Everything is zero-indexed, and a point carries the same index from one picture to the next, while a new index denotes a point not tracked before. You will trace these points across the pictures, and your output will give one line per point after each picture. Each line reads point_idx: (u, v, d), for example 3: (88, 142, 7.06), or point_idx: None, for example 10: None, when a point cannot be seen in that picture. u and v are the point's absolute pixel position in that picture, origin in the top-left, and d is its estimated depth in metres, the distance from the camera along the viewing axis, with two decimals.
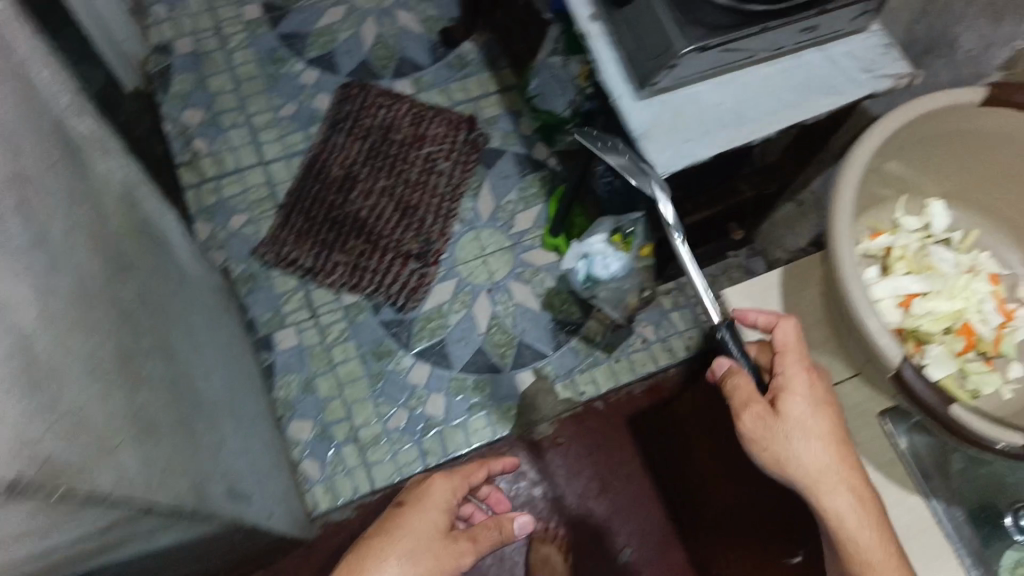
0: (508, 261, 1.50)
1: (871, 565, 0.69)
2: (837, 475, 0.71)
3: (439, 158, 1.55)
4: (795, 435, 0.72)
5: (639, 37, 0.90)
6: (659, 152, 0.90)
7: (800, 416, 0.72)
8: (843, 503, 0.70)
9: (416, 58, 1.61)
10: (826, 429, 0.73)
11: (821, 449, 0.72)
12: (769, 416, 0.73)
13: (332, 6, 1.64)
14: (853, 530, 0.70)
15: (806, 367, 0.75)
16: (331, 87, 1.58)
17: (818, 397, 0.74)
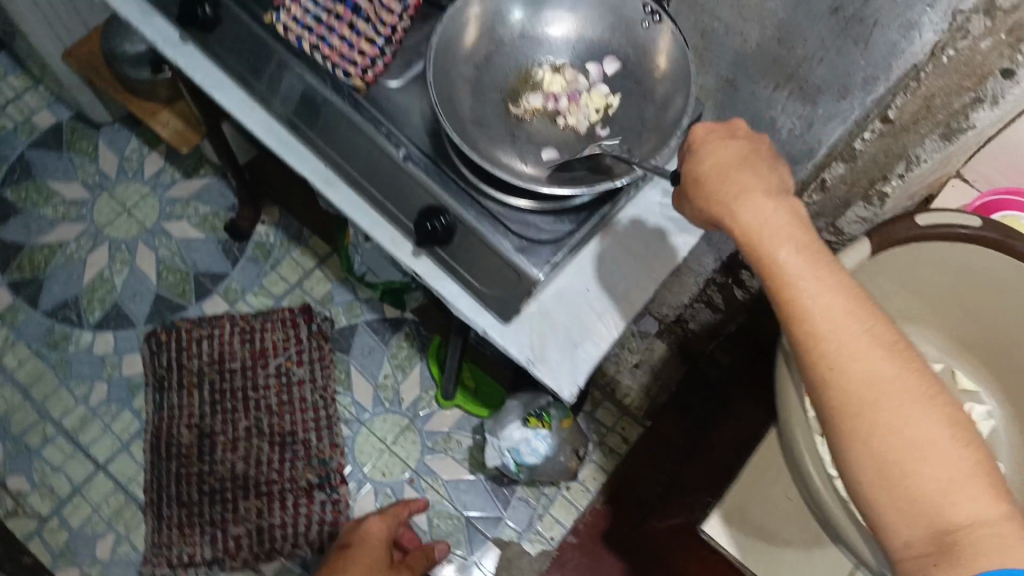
0: (416, 439, 1.36)
1: (832, 345, 0.50)
2: (798, 250, 0.54)
3: (292, 366, 1.37)
4: (735, 202, 0.56)
5: (482, 271, 0.83)
6: (555, 375, 0.84)
7: (743, 180, 0.57)
8: (816, 285, 0.52)
9: (212, 265, 1.41)
10: (778, 199, 0.56)
11: (777, 221, 0.55)
12: (716, 189, 0.58)
13: (91, 250, 1.40)
14: (814, 294, 0.52)
15: (746, 155, 0.59)
16: (136, 344, 1.36)
17: (760, 167, 0.58)
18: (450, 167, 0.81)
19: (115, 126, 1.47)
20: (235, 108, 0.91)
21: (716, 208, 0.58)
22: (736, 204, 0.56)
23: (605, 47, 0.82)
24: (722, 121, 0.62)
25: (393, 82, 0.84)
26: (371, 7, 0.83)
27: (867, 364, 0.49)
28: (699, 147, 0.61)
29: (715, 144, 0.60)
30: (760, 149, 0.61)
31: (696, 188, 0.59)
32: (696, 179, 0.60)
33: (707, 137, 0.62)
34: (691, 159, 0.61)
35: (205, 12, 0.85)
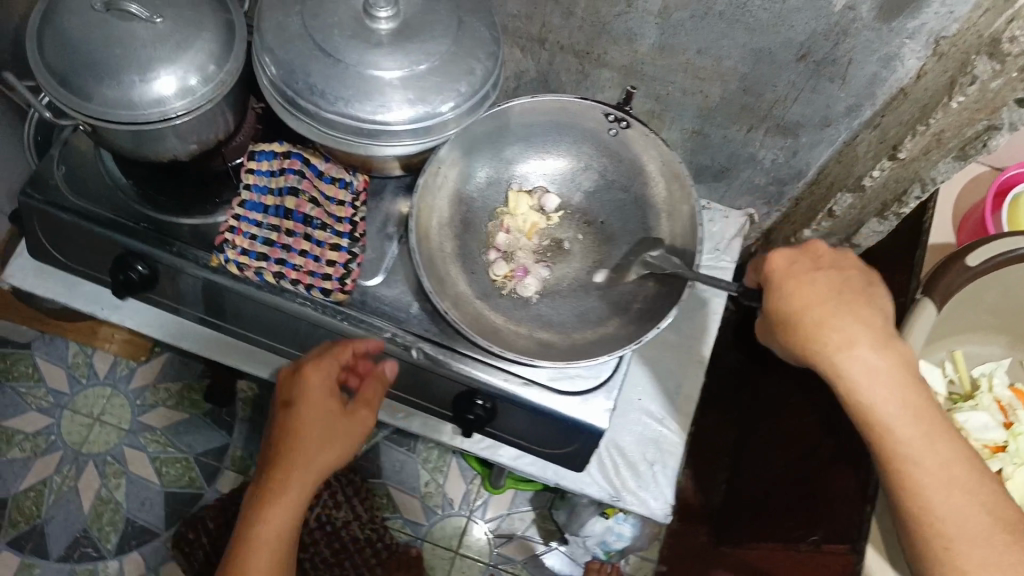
0: (481, 532, 1.32)
1: (940, 518, 0.57)
2: (907, 414, 0.59)
3: (331, 512, 1.27)
4: (839, 359, 0.60)
5: (535, 430, 0.78)
6: (645, 499, 0.81)
7: (846, 327, 0.60)
8: (925, 455, 0.58)
9: (209, 442, 1.34)
10: (885, 350, 0.60)
11: (883, 383, 0.59)
12: (816, 326, 0.60)
13: (79, 476, 1.31)
14: (921, 462, 0.58)
15: (843, 294, 0.61)
16: (166, 553, 1.28)
17: (859, 307, 0.61)
18: (471, 352, 0.75)
19: (48, 338, 1.37)
20: (214, 350, 0.87)
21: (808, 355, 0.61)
22: (839, 358, 0.59)
23: (581, 164, 0.78)
24: (804, 251, 0.64)
25: (371, 279, 0.77)
26: (321, 209, 0.76)
27: (975, 539, 0.56)
28: (786, 285, 0.62)
29: (805, 284, 0.62)
30: (852, 277, 0.63)
31: (786, 331, 0.62)
32: (786, 326, 0.62)
33: (790, 273, 0.63)
34: (776, 296, 0.63)
35: (138, 272, 0.77)
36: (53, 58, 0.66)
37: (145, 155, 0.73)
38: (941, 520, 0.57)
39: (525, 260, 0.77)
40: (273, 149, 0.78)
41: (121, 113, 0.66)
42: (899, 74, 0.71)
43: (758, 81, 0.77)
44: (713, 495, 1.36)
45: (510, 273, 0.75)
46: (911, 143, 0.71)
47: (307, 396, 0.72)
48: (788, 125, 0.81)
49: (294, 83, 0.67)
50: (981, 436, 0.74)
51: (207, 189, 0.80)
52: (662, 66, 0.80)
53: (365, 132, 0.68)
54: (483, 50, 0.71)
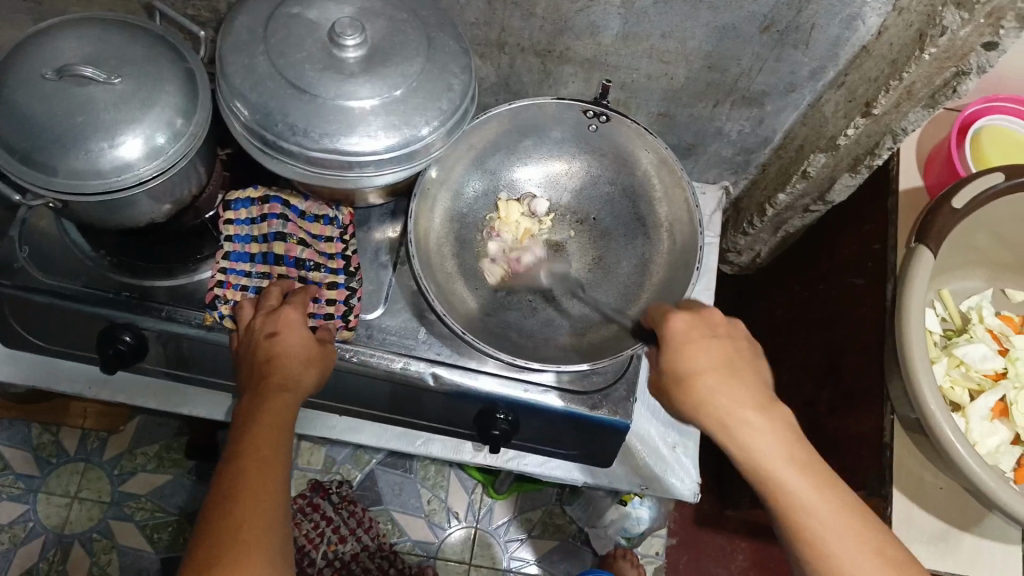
0: (491, 541, 1.30)
1: (846, 568, 0.52)
2: (804, 473, 0.56)
3: (337, 547, 1.26)
4: (731, 418, 0.59)
5: (559, 435, 0.78)
6: (673, 483, 0.83)
7: (731, 391, 0.59)
8: (821, 502, 0.55)
9: (198, 498, 1.29)
10: (769, 413, 0.59)
11: (770, 442, 0.58)
12: (706, 391, 0.59)
13: (66, 559, 1.24)
14: (816, 513, 0.55)
15: (730, 360, 0.61)
16: None
17: (745, 373, 0.61)
18: (489, 368, 0.74)
19: (7, 422, 1.30)
20: (212, 408, 0.85)
21: (705, 421, 0.60)
22: (732, 420, 0.58)
23: (570, 168, 0.80)
24: (701, 317, 0.63)
25: (373, 312, 0.75)
26: (311, 250, 0.74)
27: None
28: (681, 350, 0.61)
29: (698, 346, 0.61)
30: (743, 351, 0.62)
31: (681, 400, 0.61)
32: (683, 386, 0.60)
33: (687, 335, 0.62)
34: (672, 359, 0.61)
35: (127, 342, 0.73)
36: (8, 136, 0.62)
37: (118, 223, 0.70)
38: (844, 568, 0.52)
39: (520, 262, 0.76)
40: (249, 195, 0.75)
41: (92, 183, 0.63)
42: (860, 33, 0.73)
43: (722, 57, 0.78)
44: (708, 462, 1.38)
45: (504, 271, 0.75)
46: (884, 99, 0.73)
47: (288, 324, 0.67)
48: (754, 95, 0.84)
49: (273, 126, 0.65)
50: (981, 367, 0.82)
51: (186, 247, 0.77)
52: (627, 55, 0.80)
53: (351, 165, 0.67)
54: (458, 64, 0.69)
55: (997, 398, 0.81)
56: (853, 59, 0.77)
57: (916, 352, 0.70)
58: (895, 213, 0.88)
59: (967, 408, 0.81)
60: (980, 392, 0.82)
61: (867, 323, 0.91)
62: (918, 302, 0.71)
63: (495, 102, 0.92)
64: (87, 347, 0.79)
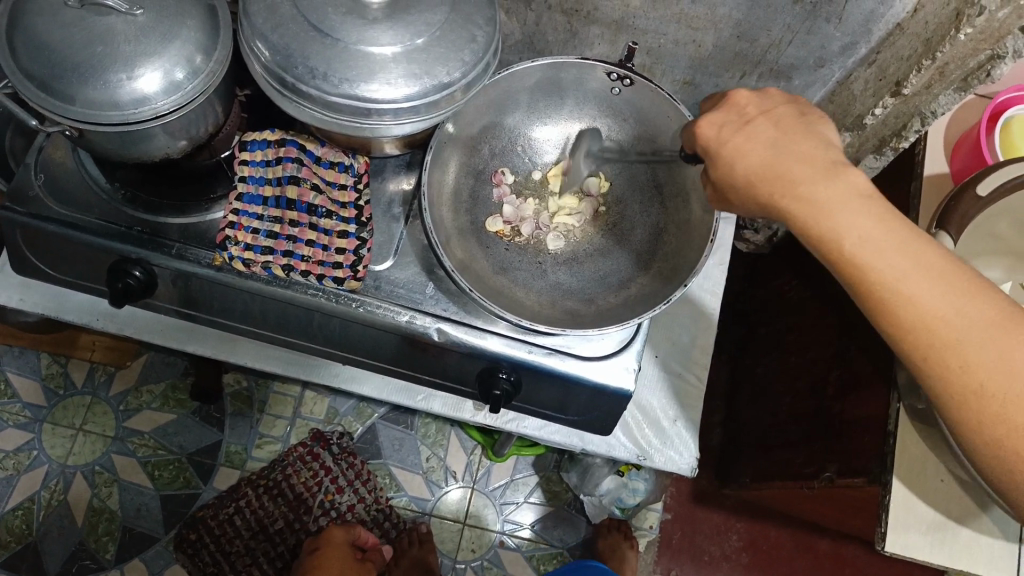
0: (489, 500, 1.32)
1: (932, 323, 0.51)
2: (883, 242, 0.53)
3: (333, 496, 1.31)
4: (795, 195, 0.55)
5: (562, 397, 0.77)
6: (674, 460, 0.85)
7: (787, 166, 0.56)
8: (906, 269, 0.52)
9: (202, 438, 1.31)
10: (833, 176, 0.55)
11: (841, 208, 0.54)
12: (762, 178, 0.56)
13: (68, 489, 1.25)
14: (903, 286, 0.52)
15: (780, 142, 0.57)
16: (170, 556, 1.24)
17: (797, 150, 0.57)
18: (491, 327, 0.73)
19: (16, 352, 1.31)
20: (218, 349, 0.85)
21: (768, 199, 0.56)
22: (797, 192, 0.55)
23: (592, 130, 0.79)
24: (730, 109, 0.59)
25: (382, 264, 0.75)
26: (324, 197, 0.74)
27: (975, 343, 0.50)
28: (724, 153, 0.59)
29: (740, 139, 0.58)
30: (790, 124, 0.58)
31: (738, 191, 0.58)
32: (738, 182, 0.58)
33: (722, 136, 0.59)
34: (720, 165, 0.59)
35: (137, 276, 0.73)
36: (25, 61, 0.60)
37: (134, 157, 0.69)
38: (933, 326, 0.51)
39: (530, 222, 0.77)
40: (265, 137, 0.74)
41: (109, 115, 0.61)
42: (895, 9, 0.70)
43: (752, 25, 0.76)
44: (710, 439, 1.39)
45: (503, 230, 0.76)
46: (915, 79, 0.72)
47: None
48: (782, 68, 0.82)
49: (293, 68, 0.63)
50: None
51: (199, 186, 0.76)
52: (654, 19, 0.78)
53: (371, 112, 0.65)
54: (482, 15, 0.68)
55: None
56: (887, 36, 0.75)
57: None
58: (918, 198, 0.86)
59: None
60: None
61: None
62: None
63: (519, 60, 0.91)
64: (99, 280, 0.79)
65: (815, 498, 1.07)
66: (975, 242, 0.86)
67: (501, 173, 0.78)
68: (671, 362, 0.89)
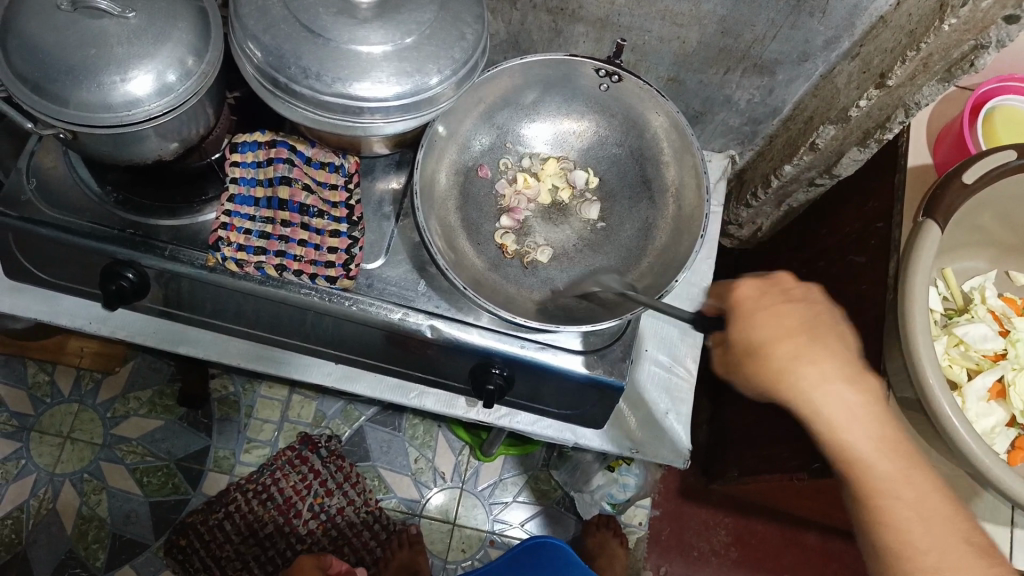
0: (478, 500, 1.33)
1: (884, 489, 0.61)
2: (853, 409, 0.62)
3: (323, 500, 1.32)
4: (812, 392, 0.62)
5: (553, 392, 0.78)
6: (663, 451, 0.87)
7: (804, 354, 0.63)
8: (876, 456, 0.62)
9: (191, 443, 1.30)
10: (857, 383, 0.63)
11: (839, 389, 0.62)
12: (780, 362, 0.63)
13: (56, 498, 1.24)
14: (877, 468, 0.62)
15: (810, 327, 0.64)
16: (160, 562, 1.23)
17: (822, 337, 0.64)
18: (484, 323, 0.74)
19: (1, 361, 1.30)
20: (209, 351, 0.85)
21: (773, 380, 0.63)
22: (813, 393, 0.62)
23: (583, 127, 0.81)
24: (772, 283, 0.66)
25: (374, 262, 0.75)
26: (315, 197, 0.74)
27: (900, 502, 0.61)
28: (751, 317, 0.65)
29: (773, 316, 0.64)
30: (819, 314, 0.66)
31: (745, 361, 0.64)
32: (754, 354, 0.64)
33: (757, 302, 0.66)
34: (742, 327, 0.65)
35: (130, 279, 0.73)
36: (18, 63, 0.60)
37: (128, 159, 0.69)
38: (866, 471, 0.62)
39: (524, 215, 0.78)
40: (256, 139, 0.74)
41: (103, 117, 0.61)
42: (878, 2, 0.72)
43: (736, 22, 0.78)
44: (697, 436, 1.40)
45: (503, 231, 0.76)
46: (900, 69, 0.73)
47: None
48: (766, 62, 0.83)
49: (285, 69, 0.63)
50: (980, 346, 0.84)
51: (190, 188, 0.76)
52: (640, 16, 0.79)
53: (365, 113, 0.65)
54: (471, 14, 0.68)
55: (994, 378, 0.83)
56: (870, 29, 0.77)
57: (917, 326, 0.70)
58: (902, 189, 0.88)
59: (964, 387, 0.83)
60: (979, 371, 0.84)
61: (863, 298, 0.91)
62: (923, 274, 0.71)
63: (504, 60, 0.92)
64: (90, 282, 0.79)
65: (804, 492, 1.07)
66: (957, 231, 0.87)
67: (487, 166, 0.79)
68: (662, 354, 0.91)
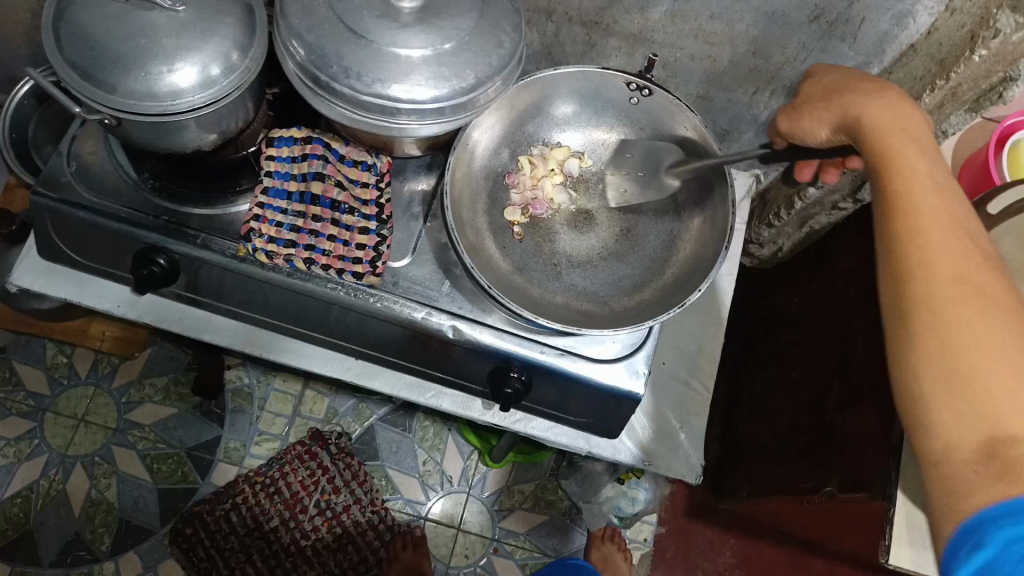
0: (485, 506, 1.34)
1: (924, 227, 0.51)
2: (927, 159, 0.55)
3: (329, 497, 1.33)
4: (869, 108, 0.59)
5: (569, 398, 0.79)
6: (675, 465, 0.87)
7: (871, 92, 0.60)
8: (928, 187, 0.53)
9: (203, 433, 1.32)
10: (916, 115, 0.58)
11: (904, 131, 0.57)
12: (850, 90, 0.62)
13: (67, 479, 1.26)
14: (922, 192, 0.53)
15: (873, 82, 0.62)
16: (165, 549, 1.24)
17: (891, 88, 0.60)
18: (504, 327, 0.75)
19: (21, 341, 1.32)
20: (234, 340, 0.86)
21: (849, 105, 0.60)
22: (872, 109, 0.58)
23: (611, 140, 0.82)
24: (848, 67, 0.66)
25: (400, 261, 0.76)
26: (347, 194, 0.75)
27: (942, 242, 0.51)
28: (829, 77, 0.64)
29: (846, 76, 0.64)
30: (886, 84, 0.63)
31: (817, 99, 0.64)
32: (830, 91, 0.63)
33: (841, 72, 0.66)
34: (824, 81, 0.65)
35: (161, 264, 0.74)
36: (68, 48, 0.62)
37: (167, 148, 0.71)
38: (911, 198, 0.53)
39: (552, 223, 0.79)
40: (292, 134, 0.75)
41: (147, 105, 0.63)
42: (909, 31, 0.73)
43: (768, 43, 0.79)
44: (706, 454, 1.40)
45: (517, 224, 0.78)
46: (929, 97, 0.75)
47: None
48: (795, 85, 0.85)
49: (327, 67, 0.65)
50: None
51: (225, 178, 0.78)
52: (672, 33, 0.81)
53: (401, 114, 0.67)
54: (508, 22, 0.70)
55: None
56: (900, 56, 0.78)
57: None
58: None
59: None
60: None
61: None
62: None
63: (535, 71, 0.93)
64: (121, 266, 0.80)
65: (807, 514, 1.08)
66: None
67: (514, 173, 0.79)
68: (679, 368, 0.92)
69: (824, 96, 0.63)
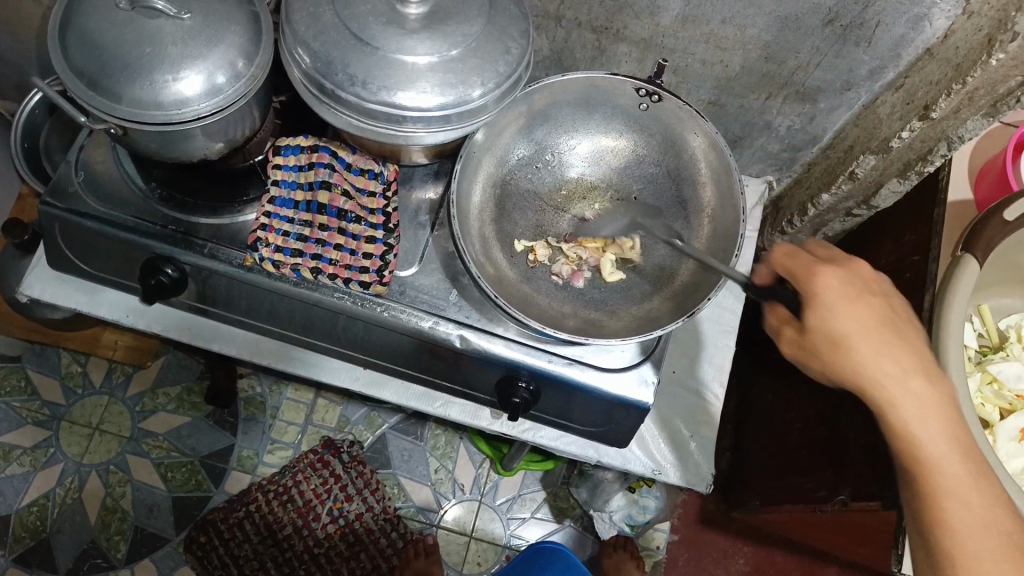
0: (497, 514, 1.32)
1: (951, 500, 0.55)
2: (939, 424, 0.57)
3: (342, 505, 1.32)
4: (887, 381, 0.57)
5: (579, 408, 0.78)
6: (688, 475, 0.85)
7: (877, 344, 0.57)
8: (947, 454, 0.56)
9: (216, 442, 1.32)
10: (935, 381, 0.58)
11: (917, 403, 0.57)
12: (848, 348, 0.57)
13: (82, 487, 1.26)
14: (946, 470, 0.56)
15: (888, 319, 0.58)
16: (180, 557, 1.24)
17: (900, 334, 0.58)
18: (514, 336, 0.74)
19: (37, 350, 1.33)
20: (242, 349, 0.86)
21: (850, 370, 0.57)
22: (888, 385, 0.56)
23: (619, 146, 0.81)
24: (854, 274, 0.59)
25: (408, 269, 0.76)
26: (353, 202, 0.75)
27: (966, 517, 0.55)
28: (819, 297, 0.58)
29: (849, 307, 0.57)
30: (894, 309, 0.59)
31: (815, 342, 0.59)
32: (834, 343, 0.58)
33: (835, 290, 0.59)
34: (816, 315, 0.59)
35: (169, 274, 0.74)
36: (75, 57, 0.62)
37: (174, 156, 0.70)
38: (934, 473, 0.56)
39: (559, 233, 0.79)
40: (298, 143, 0.75)
41: (153, 114, 0.63)
42: (926, 35, 0.72)
43: (780, 47, 0.78)
44: (720, 462, 1.39)
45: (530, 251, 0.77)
46: (945, 102, 0.72)
47: None
48: (809, 90, 0.84)
49: (332, 75, 0.64)
50: (1015, 386, 0.83)
51: (232, 187, 0.78)
52: (683, 38, 0.80)
53: (407, 122, 0.66)
54: (516, 29, 0.69)
55: None
56: (916, 61, 0.76)
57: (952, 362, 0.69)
58: (942, 222, 0.87)
59: (995, 426, 0.83)
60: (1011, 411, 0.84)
61: None
62: (959, 308, 0.71)
63: (543, 77, 0.93)
64: (130, 275, 0.80)
65: (823, 524, 1.07)
66: (993, 268, 0.86)
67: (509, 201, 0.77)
68: (690, 376, 0.91)
69: (822, 355, 0.58)
